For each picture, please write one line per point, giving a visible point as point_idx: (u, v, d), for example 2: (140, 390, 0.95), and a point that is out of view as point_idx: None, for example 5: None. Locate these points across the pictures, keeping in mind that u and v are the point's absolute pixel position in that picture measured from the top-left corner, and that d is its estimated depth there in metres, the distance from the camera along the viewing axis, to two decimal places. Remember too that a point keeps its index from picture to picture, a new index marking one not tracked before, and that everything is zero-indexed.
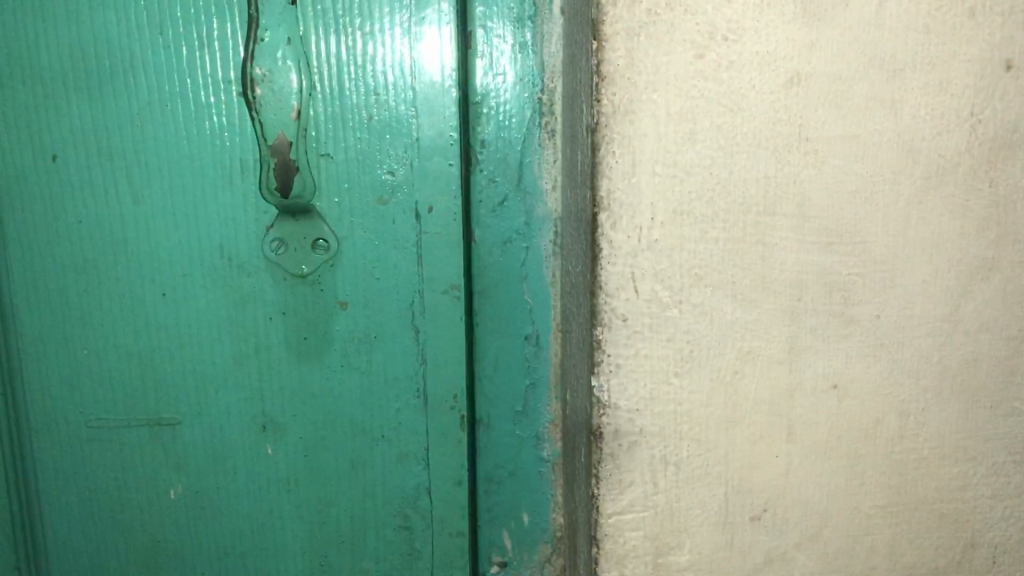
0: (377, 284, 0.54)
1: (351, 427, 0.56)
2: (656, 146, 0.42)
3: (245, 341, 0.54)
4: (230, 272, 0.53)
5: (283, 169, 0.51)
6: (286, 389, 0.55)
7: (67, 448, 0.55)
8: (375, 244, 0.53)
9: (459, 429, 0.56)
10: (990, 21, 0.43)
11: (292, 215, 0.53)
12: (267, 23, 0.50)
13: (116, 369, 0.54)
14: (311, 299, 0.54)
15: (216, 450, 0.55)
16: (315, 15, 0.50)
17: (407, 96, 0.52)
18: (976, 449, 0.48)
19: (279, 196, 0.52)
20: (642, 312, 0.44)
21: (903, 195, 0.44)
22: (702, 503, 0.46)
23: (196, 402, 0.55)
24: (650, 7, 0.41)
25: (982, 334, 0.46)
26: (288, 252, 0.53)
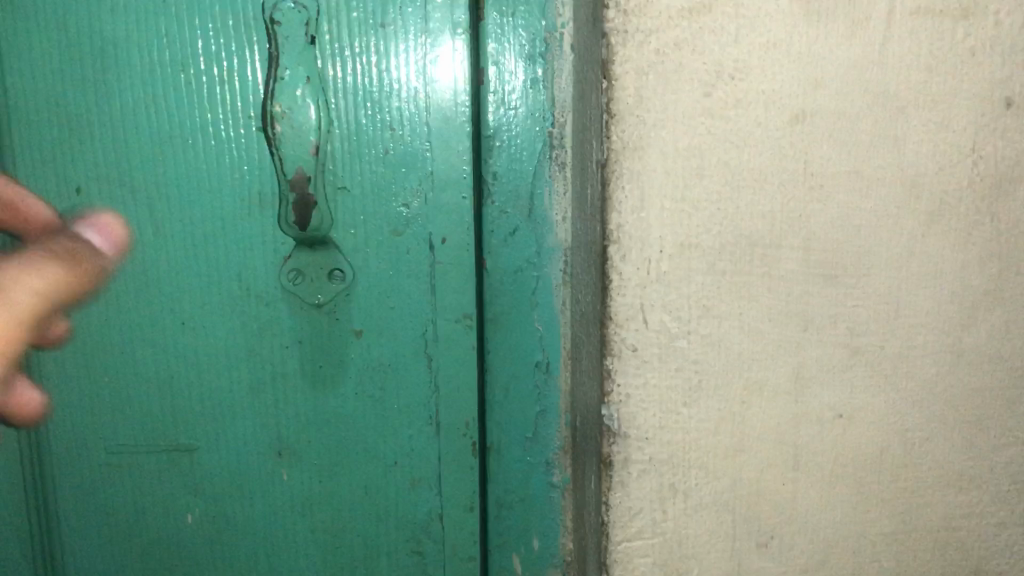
0: (392, 312, 0.55)
1: (366, 452, 0.57)
2: (665, 182, 0.43)
3: (262, 368, 0.55)
4: (249, 301, 0.55)
5: (302, 203, 0.52)
6: (301, 415, 0.56)
7: (88, 473, 0.56)
8: (389, 275, 0.54)
9: (471, 455, 0.57)
10: (992, 59, 0.44)
11: (310, 246, 0.54)
12: (287, 63, 0.51)
13: (136, 396, 0.55)
14: (326, 327, 0.55)
15: (234, 475, 0.57)
16: (333, 53, 0.51)
17: (421, 131, 0.53)
18: (982, 477, 0.49)
19: (297, 228, 0.53)
20: (651, 342, 0.45)
21: (906, 228, 0.45)
22: (709, 529, 0.47)
23: (214, 428, 0.56)
24: (658, 47, 0.42)
25: (986, 365, 0.47)
26: (305, 281, 0.54)
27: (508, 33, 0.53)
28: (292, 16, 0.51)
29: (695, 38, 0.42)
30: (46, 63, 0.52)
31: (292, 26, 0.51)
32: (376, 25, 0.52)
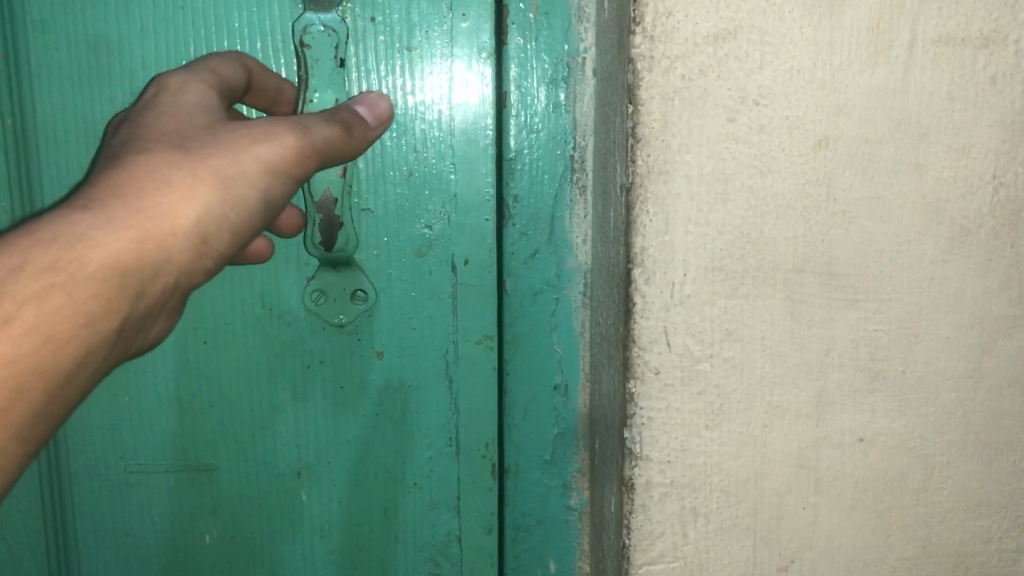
0: (414, 333, 0.55)
1: (385, 474, 0.57)
2: (690, 207, 0.44)
3: (282, 387, 0.55)
4: (271, 321, 0.55)
5: (328, 224, 0.53)
6: (320, 434, 0.56)
7: (106, 491, 0.56)
8: (411, 296, 0.55)
9: (490, 477, 0.57)
10: (1012, 88, 0.45)
11: (333, 267, 0.54)
12: (316, 85, 0.51)
13: (157, 415, 0.55)
14: (348, 348, 0.55)
15: (251, 495, 0.57)
16: (359, 75, 0.52)
17: (446, 153, 0.54)
18: (1001, 502, 0.49)
19: (322, 248, 0.53)
20: (674, 365, 0.45)
21: (927, 254, 0.45)
22: (731, 552, 0.47)
23: (234, 448, 0.56)
24: (684, 73, 0.42)
25: (1005, 390, 0.47)
26: (327, 302, 0.55)
27: (531, 58, 0.53)
28: (320, 40, 0.51)
29: (721, 64, 0.43)
30: (76, 87, 0.53)
31: (320, 49, 0.51)
32: (402, 48, 0.52)
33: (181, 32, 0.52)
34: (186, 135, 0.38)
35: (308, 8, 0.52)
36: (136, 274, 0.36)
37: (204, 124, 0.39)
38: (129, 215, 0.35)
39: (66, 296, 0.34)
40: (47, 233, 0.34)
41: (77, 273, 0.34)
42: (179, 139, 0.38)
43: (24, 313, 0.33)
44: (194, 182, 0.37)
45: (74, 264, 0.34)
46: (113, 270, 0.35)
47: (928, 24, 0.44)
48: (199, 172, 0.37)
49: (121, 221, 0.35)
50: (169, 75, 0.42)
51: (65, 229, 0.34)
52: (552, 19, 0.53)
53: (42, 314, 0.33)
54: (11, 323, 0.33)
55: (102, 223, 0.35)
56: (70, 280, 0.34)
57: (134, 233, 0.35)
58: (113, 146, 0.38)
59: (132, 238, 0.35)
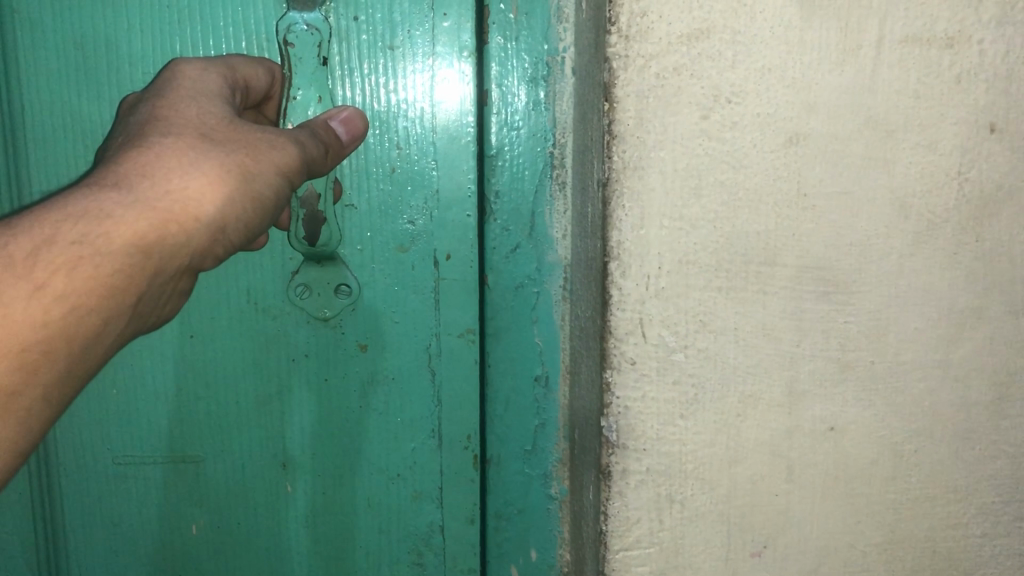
0: (396, 326, 0.56)
1: (369, 465, 0.58)
2: (664, 201, 0.45)
3: (267, 380, 0.56)
4: (256, 316, 0.56)
5: (312, 219, 0.54)
6: (304, 426, 0.57)
7: (93, 483, 0.57)
8: (393, 290, 0.56)
9: (471, 468, 0.58)
10: (977, 86, 0.46)
11: (317, 262, 0.55)
12: (299, 83, 0.52)
13: (144, 409, 0.56)
14: (332, 341, 0.56)
15: (237, 485, 0.58)
16: (342, 73, 0.53)
17: (427, 150, 0.55)
18: (969, 489, 0.50)
19: (307, 243, 0.54)
20: (650, 355, 0.46)
21: (895, 247, 0.47)
22: (705, 537, 0.48)
23: (219, 440, 0.57)
24: (659, 71, 0.44)
25: (971, 380, 0.49)
26: (311, 296, 0.56)
27: (511, 56, 0.54)
28: (304, 39, 0.52)
29: (693, 63, 0.44)
30: (66, 83, 0.54)
31: (303, 48, 0.52)
32: (385, 46, 0.53)
33: (168, 30, 0.53)
34: (208, 126, 0.39)
35: (292, 8, 0.53)
36: (159, 251, 0.36)
37: (223, 115, 0.41)
38: (156, 198, 0.36)
39: (95, 269, 0.34)
40: (75, 207, 0.34)
41: (106, 248, 0.34)
42: (203, 128, 0.39)
43: (52, 282, 0.33)
44: (219, 173, 0.37)
45: (102, 238, 0.34)
46: (139, 246, 0.35)
47: (895, 24, 0.45)
48: (224, 163, 0.38)
49: (148, 202, 0.35)
50: (188, 64, 0.44)
51: (93, 206, 0.34)
52: (532, 19, 0.54)
53: (71, 284, 0.33)
54: (40, 290, 0.33)
55: (129, 202, 0.35)
56: (98, 253, 0.34)
57: (160, 214, 0.35)
58: (135, 126, 0.40)
59: (159, 220, 0.35)
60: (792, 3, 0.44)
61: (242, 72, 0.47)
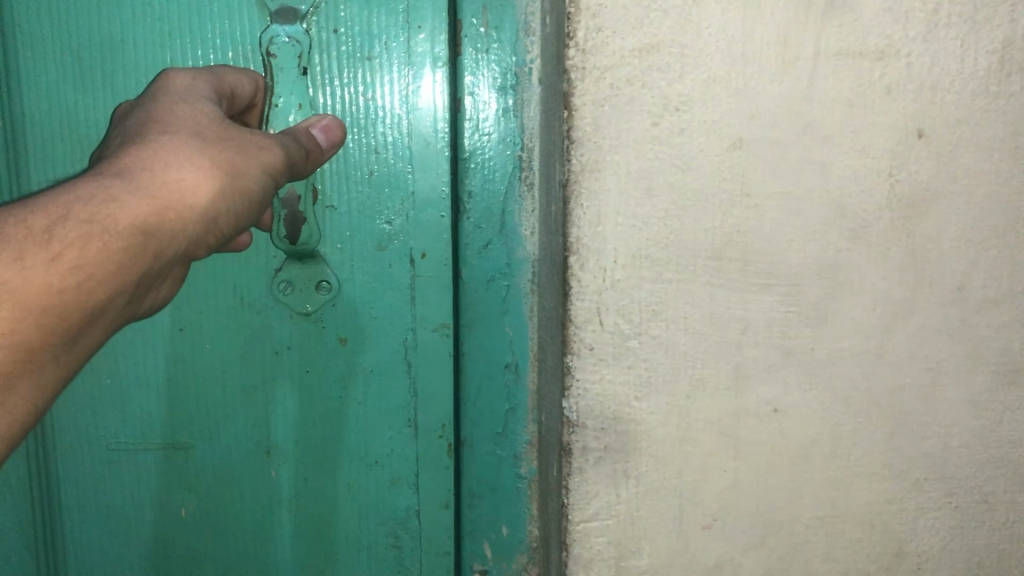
0: (374, 321, 0.61)
1: (349, 453, 0.62)
2: (618, 201, 0.49)
3: (254, 371, 0.61)
4: (244, 309, 0.60)
5: (293, 220, 0.58)
6: (289, 412, 0.61)
7: (89, 468, 0.61)
8: (372, 287, 0.60)
9: (447, 455, 0.62)
10: (905, 96, 0.50)
11: (300, 260, 0.59)
12: (281, 91, 0.57)
13: (137, 398, 0.60)
14: (315, 334, 0.61)
15: (224, 471, 0.62)
16: (324, 82, 0.58)
17: (404, 155, 0.59)
18: (903, 466, 0.54)
19: (288, 242, 0.59)
20: (606, 342, 0.51)
21: (831, 243, 0.51)
22: (658, 509, 0.52)
23: (208, 428, 0.61)
24: (613, 82, 0.48)
25: (904, 366, 0.53)
26: (295, 292, 0.60)
27: (483, 66, 0.59)
28: (286, 50, 0.57)
29: (643, 74, 0.48)
30: (67, 89, 0.58)
31: (285, 59, 0.57)
32: (363, 57, 0.58)
33: (161, 41, 0.58)
34: (200, 128, 0.43)
35: (275, 22, 0.57)
36: (159, 234, 0.40)
37: (214, 118, 0.45)
38: (156, 187, 0.40)
39: (103, 246, 0.38)
40: (85, 191, 0.38)
41: (113, 228, 0.38)
42: (197, 129, 0.43)
43: (67, 253, 0.37)
44: (212, 168, 0.42)
45: (108, 218, 0.38)
46: (142, 229, 0.39)
47: (830, 39, 0.49)
48: (215, 161, 0.42)
49: (149, 190, 0.39)
50: (177, 73, 0.48)
51: (101, 190, 0.38)
52: (501, 31, 0.58)
53: (82, 257, 0.37)
54: (56, 260, 0.37)
55: (132, 189, 0.39)
56: (105, 231, 0.38)
57: (159, 202, 0.39)
58: (131, 127, 0.43)
59: (158, 207, 0.39)
60: (734, 20, 0.48)
61: (228, 79, 0.51)
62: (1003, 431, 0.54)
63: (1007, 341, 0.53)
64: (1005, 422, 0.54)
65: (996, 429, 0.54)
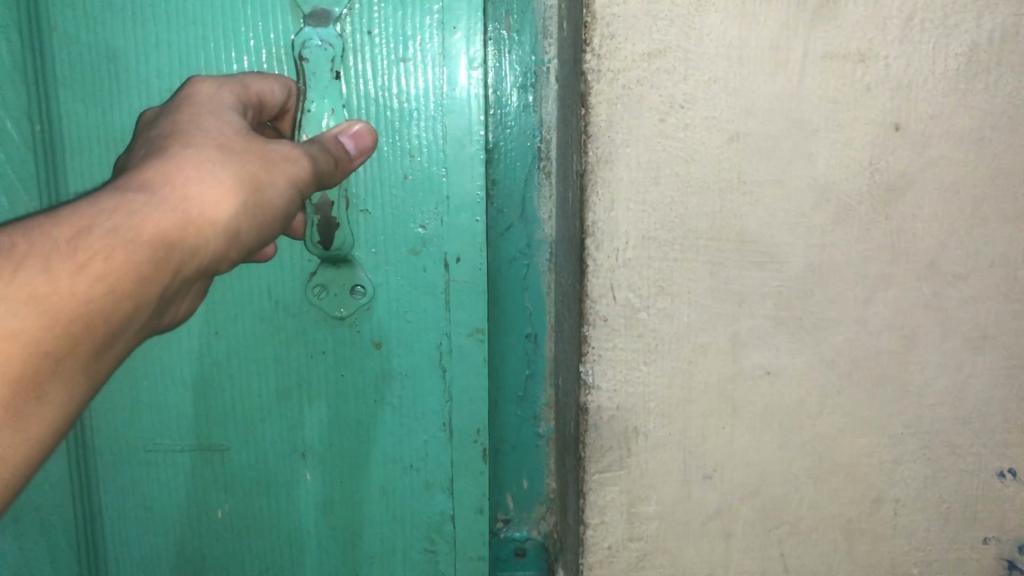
0: (407, 326, 0.66)
1: (381, 454, 0.68)
2: (630, 189, 0.56)
3: (290, 369, 0.67)
4: (284, 310, 0.66)
5: (326, 226, 0.63)
6: (330, 400, 0.67)
7: (129, 468, 0.68)
8: (405, 293, 0.66)
9: (481, 460, 0.69)
10: (884, 93, 0.56)
11: (334, 265, 0.65)
12: (313, 96, 0.60)
13: (174, 403, 0.67)
14: (349, 337, 0.67)
15: (256, 471, 0.68)
16: (357, 86, 0.62)
17: (439, 158, 0.63)
18: (882, 423, 0.61)
19: (322, 249, 0.63)
20: (619, 313, 0.57)
21: (818, 225, 0.57)
22: (664, 462, 0.59)
23: (242, 430, 0.68)
24: (625, 83, 0.54)
25: (882, 334, 0.60)
26: (330, 296, 0.66)
27: (505, 66, 0.65)
28: (317, 53, 0.61)
29: (652, 76, 0.54)
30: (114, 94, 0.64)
31: (317, 63, 0.61)
32: (398, 61, 0.63)
33: (196, 48, 0.63)
34: (227, 138, 0.45)
35: (307, 25, 0.62)
36: (182, 246, 0.41)
37: (239, 128, 0.47)
38: (178, 200, 0.41)
39: (125, 257, 0.38)
40: (108, 204, 0.39)
41: (135, 240, 0.39)
42: (221, 139, 0.45)
43: (93, 262, 0.37)
44: (231, 182, 0.43)
45: (132, 229, 0.39)
46: (165, 241, 0.40)
47: (817, 43, 0.55)
48: (239, 174, 0.43)
49: (172, 202, 0.41)
50: (203, 83, 0.50)
51: (124, 204, 0.39)
52: (522, 35, 0.64)
53: (108, 266, 0.38)
54: (82, 269, 0.37)
55: (155, 201, 0.40)
56: (130, 242, 0.38)
57: (181, 214, 0.41)
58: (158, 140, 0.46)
59: (182, 219, 0.41)
60: (731, 27, 0.54)
61: (256, 88, 0.54)
62: (972, 389, 0.61)
63: (975, 309, 0.60)
64: (974, 381, 0.61)
65: (965, 388, 0.61)
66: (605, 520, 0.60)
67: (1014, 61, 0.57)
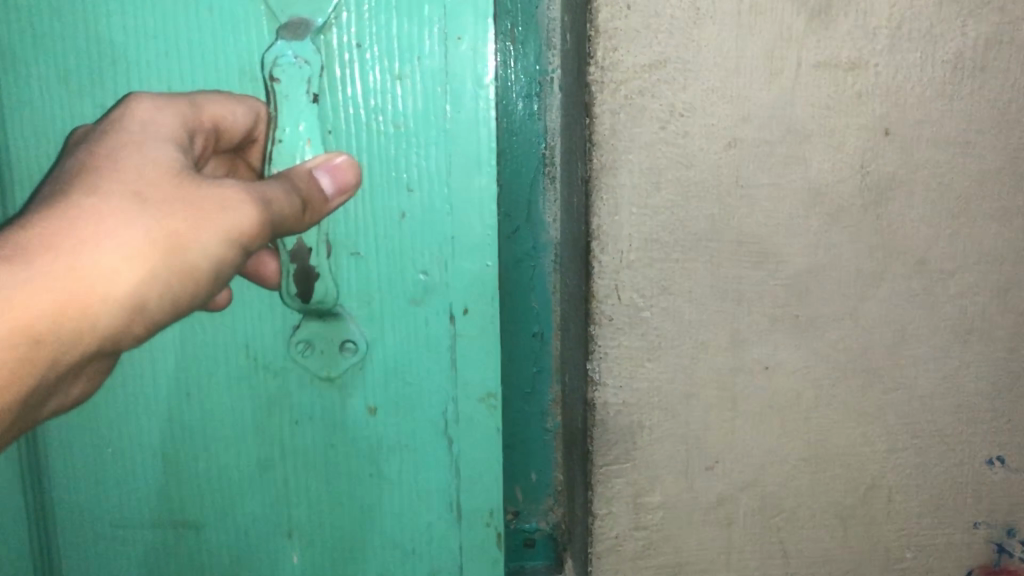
0: (409, 388, 0.55)
1: (387, 533, 0.58)
2: (633, 194, 0.58)
3: (272, 435, 0.56)
4: (259, 370, 0.55)
5: (305, 275, 0.52)
6: (318, 475, 0.57)
7: (94, 544, 0.58)
8: (405, 347, 0.55)
9: (496, 542, 0.58)
10: (874, 100, 0.59)
11: (320, 317, 0.54)
12: (285, 123, 0.49)
13: (141, 468, 0.56)
14: (338, 401, 0.56)
15: (240, 550, 0.58)
16: (343, 109, 0.51)
17: (442, 192, 0.52)
18: (876, 413, 0.64)
19: (300, 300, 0.52)
20: (623, 312, 0.60)
21: (813, 226, 0.60)
22: (667, 454, 0.62)
23: (220, 504, 0.57)
24: (627, 94, 0.57)
25: (876, 328, 0.62)
26: (316, 353, 0.55)
27: (512, 74, 0.65)
28: (291, 72, 0.50)
29: (653, 86, 0.57)
30: (87, 108, 0.51)
31: (291, 83, 0.50)
32: (393, 75, 0.51)
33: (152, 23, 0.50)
34: (146, 181, 0.39)
35: (282, 36, 0.50)
36: (63, 331, 0.37)
37: (170, 164, 0.40)
38: (63, 276, 0.36)
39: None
40: None
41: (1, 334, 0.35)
42: (139, 183, 0.39)
43: None
44: (147, 244, 0.38)
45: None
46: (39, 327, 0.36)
47: (810, 54, 0.58)
48: (150, 233, 0.38)
49: (57, 279, 0.36)
50: (145, 98, 0.43)
51: None
52: (526, 46, 0.65)
53: None
54: None
55: (33, 277, 0.36)
56: None
57: (65, 296, 0.36)
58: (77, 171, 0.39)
59: (65, 300, 0.36)
60: (728, 39, 0.57)
61: (209, 108, 0.47)
62: (961, 381, 0.64)
63: (963, 305, 0.63)
64: (963, 374, 0.64)
65: (955, 380, 0.64)
66: (612, 511, 0.63)
67: (997, 67, 0.60)
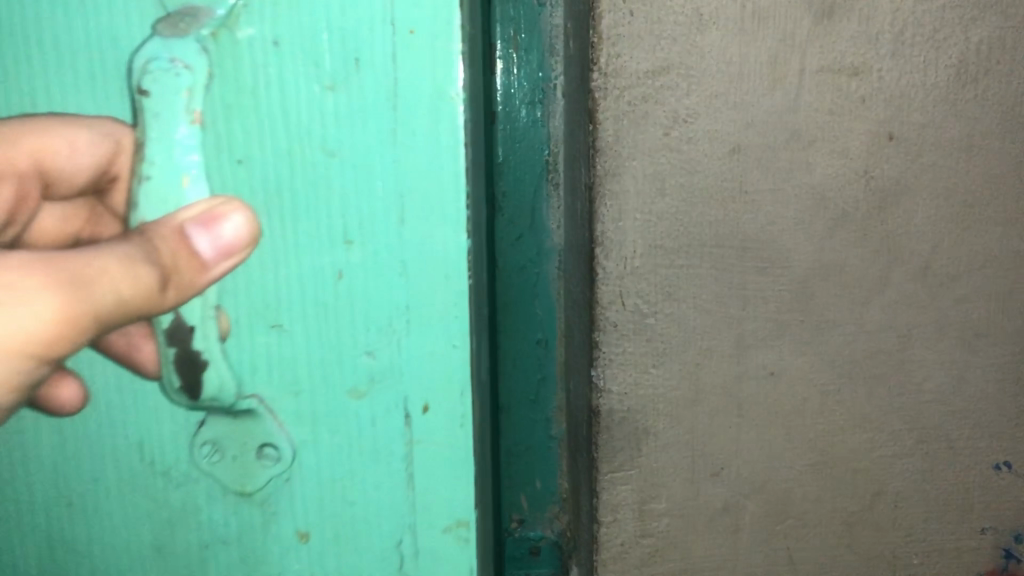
0: (352, 508, 0.41)
1: None
2: (637, 200, 0.58)
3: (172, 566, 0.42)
4: (153, 479, 0.41)
5: (193, 361, 0.39)
6: None
7: None
8: (346, 454, 0.40)
9: None
10: (877, 104, 0.59)
11: (228, 413, 0.40)
12: (154, 156, 0.37)
13: None
14: (259, 526, 0.41)
15: None
16: (253, 134, 0.37)
17: (389, 247, 0.38)
18: (881, 419, 0.63)
19: (190, 394, 0.39)
20: (628, 319, 0.60)
21: (817, 232, 0.60)
22: (672, 461, 0.62)
23: None
24: (630, 100, 0.57)
25: (881, 333, 0.62)
26: (224, 460, 0.40)
27: (515, 81, 0.65)
28: (165, 82, 0.36)
29: (655, 92, 0.57)
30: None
31: (163, 99, 0.36)
32: (320, 85, 0.36)
33: None
34: None
35: (158, 29, 0.36)
36: None
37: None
38: None
39: None
40: None
41: None
42: None
43: None
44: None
45: None
46: None
47: (813, 59, 0.58)
48: None
49: None
50: None
51: None
52: (529, 53, 0.65)
53: None
54: None
55: None
56: None
57: None
58: None
59: None
60: (731, 44, 0.57)
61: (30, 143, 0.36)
62: (966, 386, 0.64)
63: (968, 309, 0.63)
64: (968, 378, 0.64)
65: (960, 385, 0.64)
66: (617, 518, 0.63)
67: (1001, 71, 0.60)
